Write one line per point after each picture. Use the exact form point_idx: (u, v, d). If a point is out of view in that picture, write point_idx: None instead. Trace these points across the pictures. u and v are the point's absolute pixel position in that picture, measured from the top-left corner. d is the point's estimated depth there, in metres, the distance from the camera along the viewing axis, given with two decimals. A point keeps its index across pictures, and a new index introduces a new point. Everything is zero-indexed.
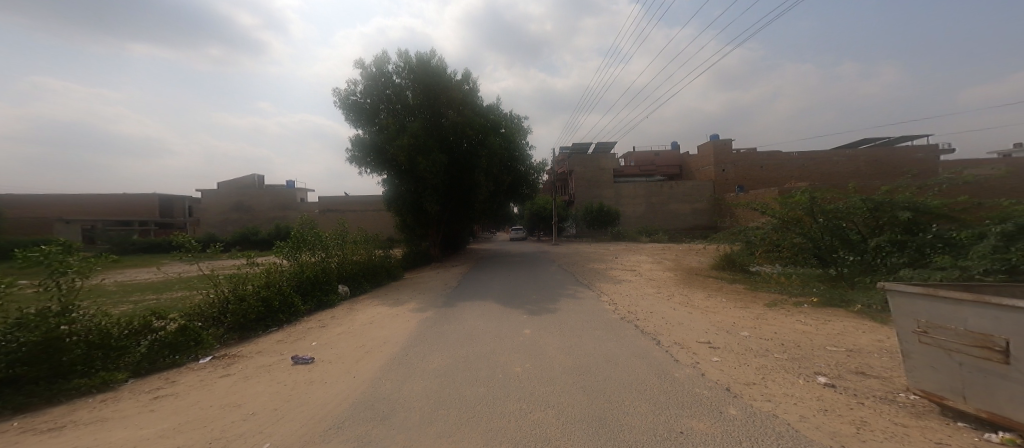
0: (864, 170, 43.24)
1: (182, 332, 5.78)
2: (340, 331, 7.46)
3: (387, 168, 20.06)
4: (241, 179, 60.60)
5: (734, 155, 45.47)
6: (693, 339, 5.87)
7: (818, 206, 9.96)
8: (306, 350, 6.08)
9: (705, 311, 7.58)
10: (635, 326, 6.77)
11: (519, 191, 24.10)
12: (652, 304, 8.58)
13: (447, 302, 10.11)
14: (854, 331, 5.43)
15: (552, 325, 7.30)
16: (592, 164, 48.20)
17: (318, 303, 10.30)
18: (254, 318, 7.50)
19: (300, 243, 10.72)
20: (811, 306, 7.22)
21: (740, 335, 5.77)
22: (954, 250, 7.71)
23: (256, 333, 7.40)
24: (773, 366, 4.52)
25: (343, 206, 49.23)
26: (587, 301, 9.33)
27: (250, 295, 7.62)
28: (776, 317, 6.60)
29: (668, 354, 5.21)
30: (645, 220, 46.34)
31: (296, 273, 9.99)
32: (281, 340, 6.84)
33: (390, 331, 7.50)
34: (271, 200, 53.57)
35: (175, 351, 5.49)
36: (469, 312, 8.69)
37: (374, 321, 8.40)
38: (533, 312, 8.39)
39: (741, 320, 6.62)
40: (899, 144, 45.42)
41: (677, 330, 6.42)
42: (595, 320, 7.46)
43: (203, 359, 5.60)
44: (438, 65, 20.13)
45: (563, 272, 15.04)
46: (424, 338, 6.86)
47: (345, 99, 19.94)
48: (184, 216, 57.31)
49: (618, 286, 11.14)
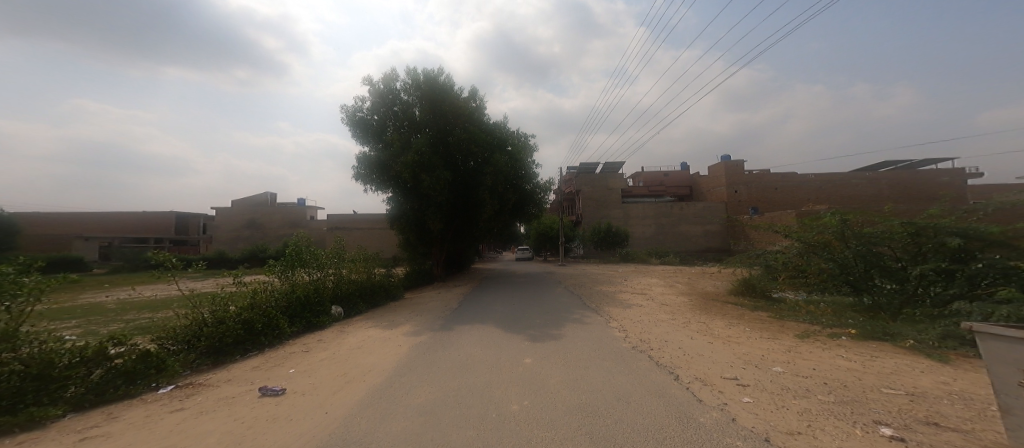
0: (883, 194, 41.93)
1: (143, 359, 5.33)
2: (324, 358, 6.87)
3: (392, 185, 19.93)
4: (255, 197, 61.85)
5: (746, 176, 44.57)
6: (716, 374, 5.11)
7: (851, 229, 9.18)
8: (280, 380, 5.57)
9: (728, 341, 6.80)
10: (649, 358, 6.03)
11: (525, 210, 23.63)
12: (666, 332, 7.81)
13: (444, 324, 9.47)
14: (910, 371, 4.64)
15: (556, 354, 6.58)
16: (600, 184, 47.71)
17: (308, 325, 9.77)
18: (232, 341, 7.01)
19: (294, 262, 10.34)
20: (849, 339, 6.41)
21: (772, 371, 5.00)
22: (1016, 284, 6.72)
23: (232, 358, 6.86)
24: (818, 411, 3.75)
25: (351, 223, 49.36)
26: (594, 326, 8.60)
27: (229, 317, 7.14)
28: (812, 350, 5.81)
29: (689, 392, 4.47)
30: (655, 242, 45.31)
31: (287, 293, 9.53)
32: (256, 366, 6.30)
33: (378, 357, 6.86)
34: (282, 218, 54.05)
35: (129, 382, 4.99)
36: (466, 337, 8.05)
37: (363, 346, 7.79)
38: (535, 339, 7.70)
39: (771, 353, 5.84)
40: (920, 167, 44.10)
41: (697, 362, 5.67)
42: (604, 348, 6.72)
43: (161, 390, 5.12)
44: (446, 83, 20.24)
45: (569, 294, 14.30)
46: (414, 365, 6.24)
47: (352, 115, 20.14)
48: (198, 233, 58.32)
49: (627, 311, 10.35)
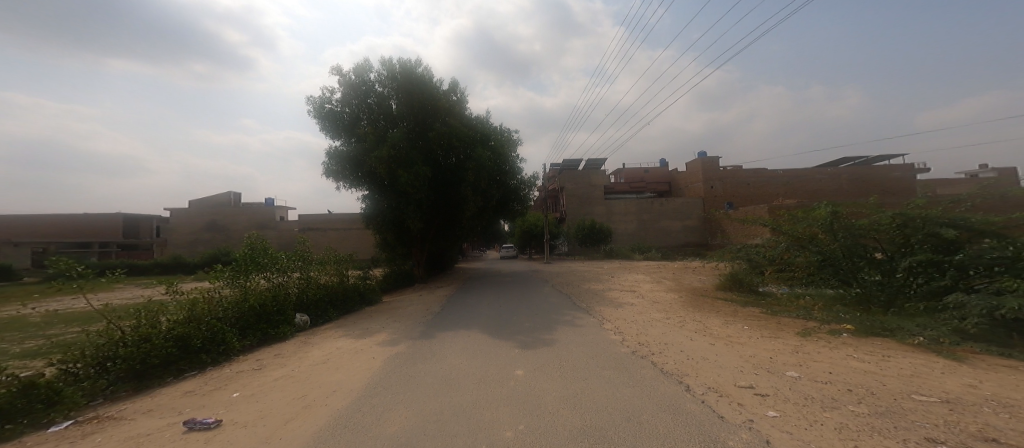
0: (845, 188, 44.11)
1: (27, 392, 4.59)
2: (284, 376, 5.98)
3: (367, 182, 18.81)
4: (216, 197, 58.02)
5: (721, 172, 45.78)
6: (729, 382, 4.67)
7: (839, 221, 9.16)
8: (217, 409, 4.80)
9: (731, 342, 6.43)
10: (652, 366, 5.56)
11: (509, 207, 23.02)
12: (664, 333, 7.43)
13: (425, 331, 8.69)
14: (931, 373, 4.35)
15: (545, 362, 6.04)
16: (581, 181, 47.76)
17: (265, 337, 8.78)
18: (161, 361, 6.30)
19: (247, 267, 9.36)
20: (852, 335, 6.18)
21: (788, 376, 4.60)
22: (1010, 272, 6.56)
23: (161, 381, 6.11)
24: (856, 425, 3.31)
25: (324, 223, 47.10)
26: (587, 329, 8.10)
27: (157, 334, 6.48)
28: (821, 350, 5.48)
29: (706, 406, 4.02)
30: (635, 237, 45.86)
31: (236, 303, 8.62)
32: (191, 392, 5.46)
33: (346, 373, 6.04)
34: (247, 219, 50.75)
35: (7, 420, 4.27)
36: (449, 345, 7.38)
37: (330, 359, 6.92)
38: (526, 345, 7.10)
39: (779, 355, 5.48)
40: (876, 163, 46.88)
41: (705, 370, 5.23)
42: (600, 355, 6.22)
43: (53, 428, 4.47)
44: (423, 74, 19.22)
45: (557, 294, 13.83)
46: (391, 382, 5.49)
47: (321, 107, 18.85)
48: (152, 236, 53.94)
49: (619, 310, 9.94)
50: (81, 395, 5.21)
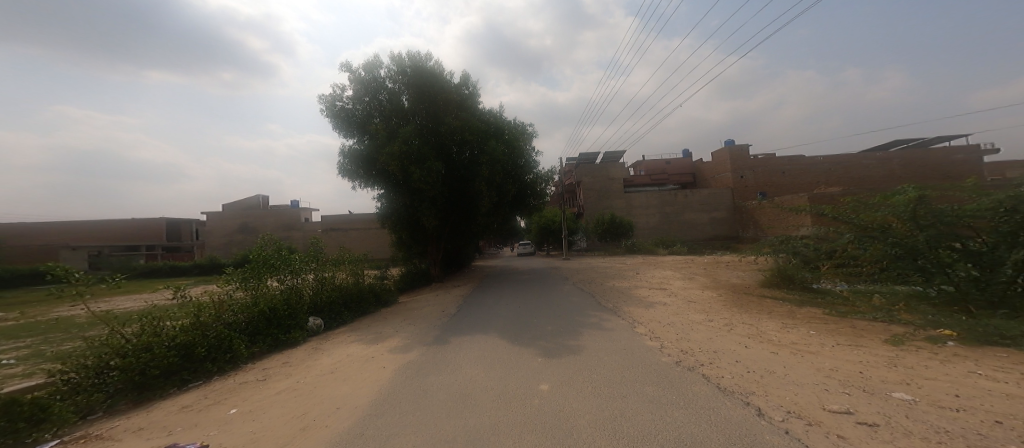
0: (895, 175, 40.67)
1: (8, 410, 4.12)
2: (288, 388, 5.39)
3: (380, 180, 18.46)
4: (246, 200, 60.27)
5: (752, 161, 43.10)
6: (815, 405, 3.67)
7: (926, 207, 7.72)
8: (209, 428, 4.17)
9: (799, 351, 5.39)
10: (705, 379, 4.62)
11: (526, 202, 22.23)
12: (711, 339, 6.43)
13: (439, 335, 8.02)
14: None
15: (576, 374, 5.16)
16: (601, 174, 46.21)
17: (276, 343, 8.34)
18: (162, 371, 5.82)
19: (259, 270, 9.00)
20: (960, 346, 5.03)
21: (898, 401, 3.58)
22: None
23: (162, 393, 5.62)
24: None
25: (346, 223, 47.75)
26: (618, 332, 7.22)
27: (159, 342, 6.01)
28: (928, 366, 4.40)
29: (795, 438, 3.04)
30: (660, 231, 44.03)
31: (247, 307, 8.20)
32: (187, 406, 4.89)
33: (354, 386, 5.35)
34: (275, 221, 52.18)
35: None
36: (467, 352, 6.66)
37: (338, 368, 6.31)
38: (552, 352, 6.29)
39: (871, 370, 4.43)
40: (931, 145, 42.86)
41: (776, 386, 4.24)
42: (640, 366, 5.27)
43: None
44: (434, 67, 18.61)
45: (580, 292, 12.93)
46: (402, 398, 4.76)
47: (332, 105, 18.59)
48: (190, 239, 56.75)
49: (652, 311, 8.96)
50: (72, 411, 4.71)
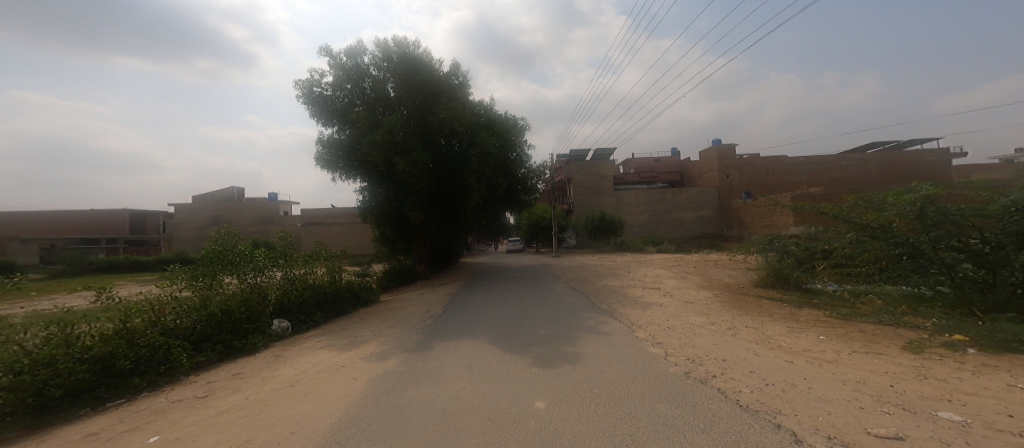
0: (872, 175, 41.97)
1: None
2: (227, 408, 4.60)
3: (363, 172, 17.49)
4: (220, 192, 57.40)
5: (738, 161, 43.74)
6: (855, 429, 3.17)
7: (933, 206, 7.53)
8: None
9: (818, 359, 4.94)
10: (723, 395, 4.10)
11: (516, 197, 21.56)
12: (719, 345, 5.96)
13: (422, 340, 7.31)
14: None
15: (564, 389, 4.59)
16: (590, 171, 46.03)
17: (229, 350, 7.46)
18: (69, 390, 4.92)
19: (210, 267, 8.10)
20: (986, 356, 4.69)
21: (946, 423, 3.13)
22: None
23: (68, 415, 4.74)
24: None
25: (328, 218, 46.03)
26: (616, 337, 6.70)
27: (69, 354, 5.12)
28: (963, 380, 4.00)
29: None
30: (648, 229, 44.23)
31: (193, 310, 7.31)
32: (95, 434, 4.04)
33: (311, 403, 4.61)
34: (251, 214, 49.83)
35: None
36: (448, 360, 5.98)
37: (299, 381, 5.55)
38: (544, 360, 5.69)
39: (904, 384, 4.00)
40: (906, 147, 44.36)
41: (803, 404, 3.74)
42: (642, 379, 4.71)
43: None
44: (421, 55, 17.68)
45: (573, 292, 12.43)
46: (363, 420, 4.03)
47: (310, 92, 17.42)
48: (158, 232, 53.71)
49: (650, 313, 8.47)
50: None
